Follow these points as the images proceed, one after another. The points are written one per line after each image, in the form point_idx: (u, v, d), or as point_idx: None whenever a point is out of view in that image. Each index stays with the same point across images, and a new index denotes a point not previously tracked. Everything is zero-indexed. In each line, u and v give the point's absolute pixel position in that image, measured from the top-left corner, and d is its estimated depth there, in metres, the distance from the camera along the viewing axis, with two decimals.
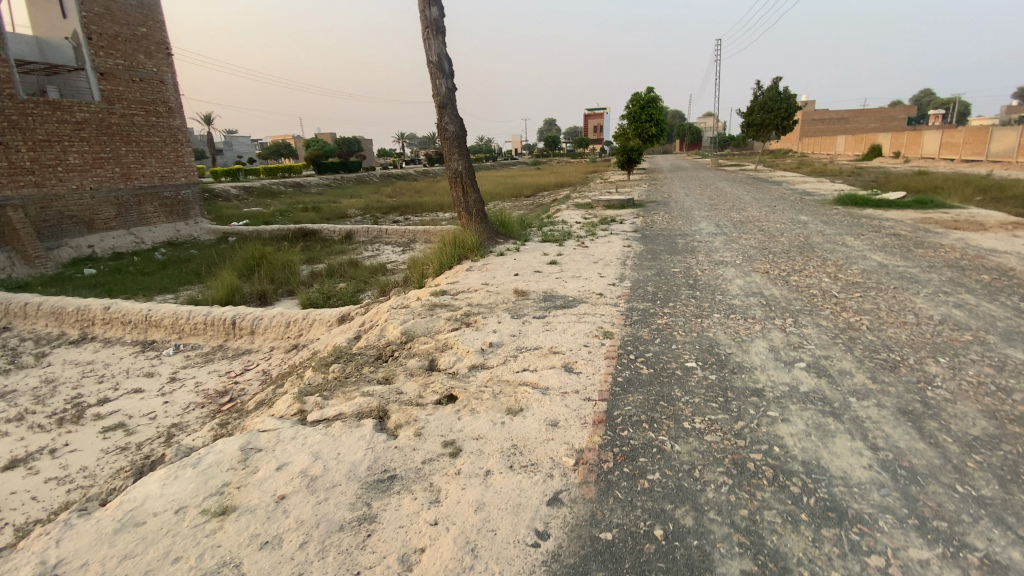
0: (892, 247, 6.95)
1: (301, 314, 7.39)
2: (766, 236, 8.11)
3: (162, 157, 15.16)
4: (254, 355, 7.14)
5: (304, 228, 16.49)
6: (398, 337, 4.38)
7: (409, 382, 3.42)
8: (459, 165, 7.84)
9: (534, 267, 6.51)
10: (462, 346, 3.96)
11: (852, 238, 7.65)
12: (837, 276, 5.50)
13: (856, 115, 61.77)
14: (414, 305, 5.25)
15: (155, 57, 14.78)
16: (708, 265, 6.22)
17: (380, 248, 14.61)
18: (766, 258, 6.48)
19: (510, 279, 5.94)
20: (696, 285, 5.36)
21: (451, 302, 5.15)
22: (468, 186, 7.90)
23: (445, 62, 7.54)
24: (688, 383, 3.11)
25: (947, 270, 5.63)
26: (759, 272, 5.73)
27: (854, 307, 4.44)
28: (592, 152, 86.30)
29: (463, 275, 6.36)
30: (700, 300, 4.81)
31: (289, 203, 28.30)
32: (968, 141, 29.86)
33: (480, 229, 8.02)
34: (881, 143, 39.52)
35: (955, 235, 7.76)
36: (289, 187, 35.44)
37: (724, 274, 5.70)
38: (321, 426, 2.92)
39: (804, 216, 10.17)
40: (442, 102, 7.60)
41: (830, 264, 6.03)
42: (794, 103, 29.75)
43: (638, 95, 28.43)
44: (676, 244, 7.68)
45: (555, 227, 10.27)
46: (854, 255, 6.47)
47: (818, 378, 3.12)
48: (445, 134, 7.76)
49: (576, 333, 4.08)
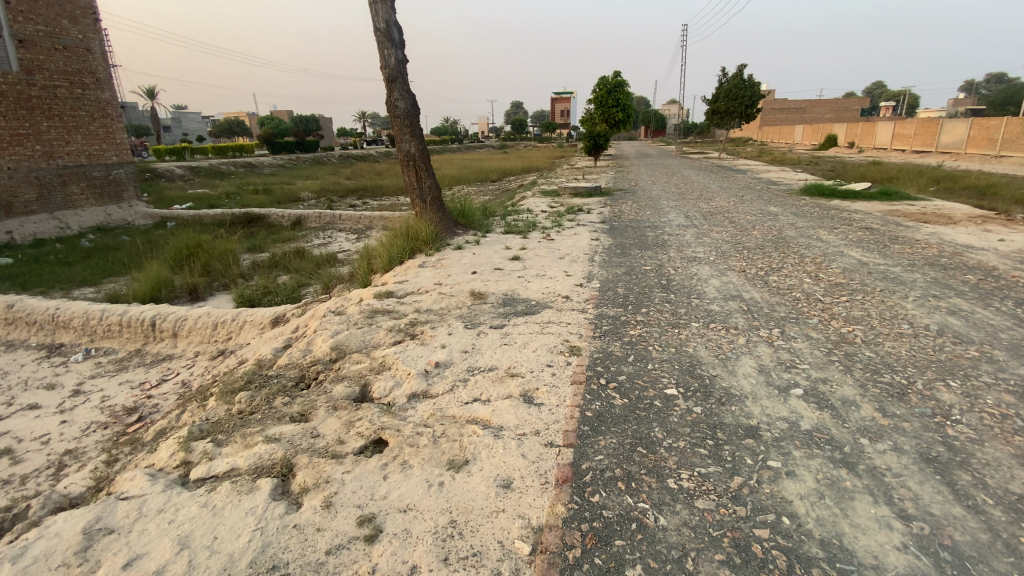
0: (867, 242, 6.65)
1: (231, 315, 6.54)
2: (739, 228, 7.71)
3: (90, 134, 13.58)
4: (175, 363, 6.26)
5: (250, 213, 15.28)
6: (327, 354, 3.68)
7: (330, 420, 2.77)
8: (411, 147, 7.07)
9: (493, 264, 5.88)
10: (402, 367, 3.31)
11: (825, 232, 7.33)
12: (818, 275, 5.11)
13: (813, 106, 63.17)
14: (352, 311, 4.54)
15: (81, 23, 13.07)
16: (682, 262, 5.73)
17: (332, 236, 13.62)
18: (741, 253, 6.05)
19: (467, 278, 5.30)
20: (671, 286, 4.86)
21: (395, 307, 4.47)
22: (422, 171, 7.15)
23: (394, 30, 6.72)
24: (670, 418, 2.57)
25: (928, 269, 5.33)
26: (735, 271, 5.28)
27: (844, 314, 4.02)
28: (559, 136, 85.60)
29: (413, 273, 5.66)
30: (676, 305, 4.30)
31: (238, 185, 26.56)
32: (918, 133, 30.67)
33: (436, 218, 7.29)
34: (837, 133, 40.37)
35: (927, 230, 7.55)
36: (240, 168, 33.38)
37: (699, 273, 5.23)
38: (203, 491, 2.24)
39: (773, 207, 9.88)
40: (391, 76, 6.78)
41: (810, 261, 5.65)
42: (758, 91, 29.83)
43: (605, 79, 27.82)
44: (646, 238, 7.18)
45: (518, 217, 9.62)
46: (831, 251, 6.12)
47: (819, 411, 2.64)
48: (395, 112, 6.96)
49: (537, 349, 3.48)
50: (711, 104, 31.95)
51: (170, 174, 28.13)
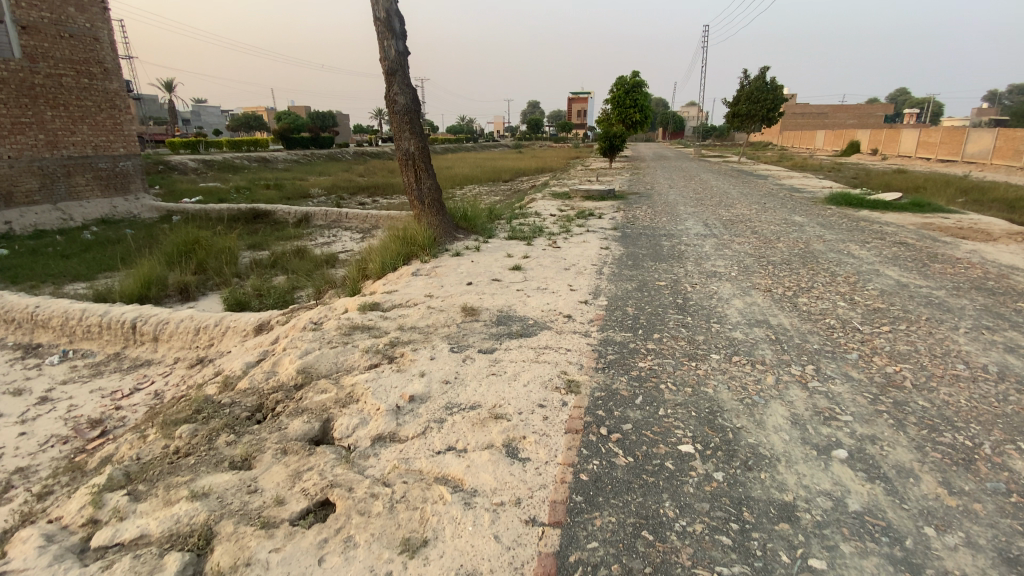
0: (903, 260, 6.07)
1: (214, 319, 6.16)
2: (762, 240, 7.16)
3: (97, 125, 13.38)
4: (152, 369, 5.89)
5: (256, 208, 15.01)
6: (292, 378, 3.23)
7: (275, 469, 2.32)
8: (411, 145, 6.61)
9: (493, 274, 5.40)
10: (371, 400, 2.85)
11: (856, 247, 6.75)
12: (853, 298, 4.56)
13: (836, 111, 61.67)
14: (331, 324, 4.10)
15: (89, 11, 12.84)
16: (700, 278, 5.21)
17: (337, 235, 13.27)
18: (764, 269, 5.52)
19: (462, 290, 4.84)
20: (687, 307, 4.36)
21: (378, 323, 4.02)
22: (422, 171, 6.69)
23: (395, 19, 6.28)
24: (683, 489, 2.08)
25: (977, 294, 4.75)
26: (758, 291, 4.76)
27: (889, 348, 3.48)
28: (575, 137, 84.80)
29: (405, 282, 5.21)
30: (693, 330, 3.79)
31: (249, 179, 26.45)
32: (945, 141, 29.51)
33: (435, 221, 6.84)
34: (860, 140, 39.23)
35: (967, 247, 6.93)
36: (253, 162, 33.34)
37: (719, 292, 4.72)
38: (96, 569, 1.80)
39: (798, 217, 9.29)
40: (390, 68, 6.34)
41: (841, 280, 5.10)
42: (781, 94, 28.96)
43: (622, 79, 27.18)
44: (660, 248, 6.66)
45: (526, 221, 9.14)
46: (864, 269, 5.56)
47: (869, 484, 2.13)
48: (394, 107, 6.51)
49: (530, 383, 2.99)
50: (732, 107, 31.15)
51: (184, 168, 28.13)
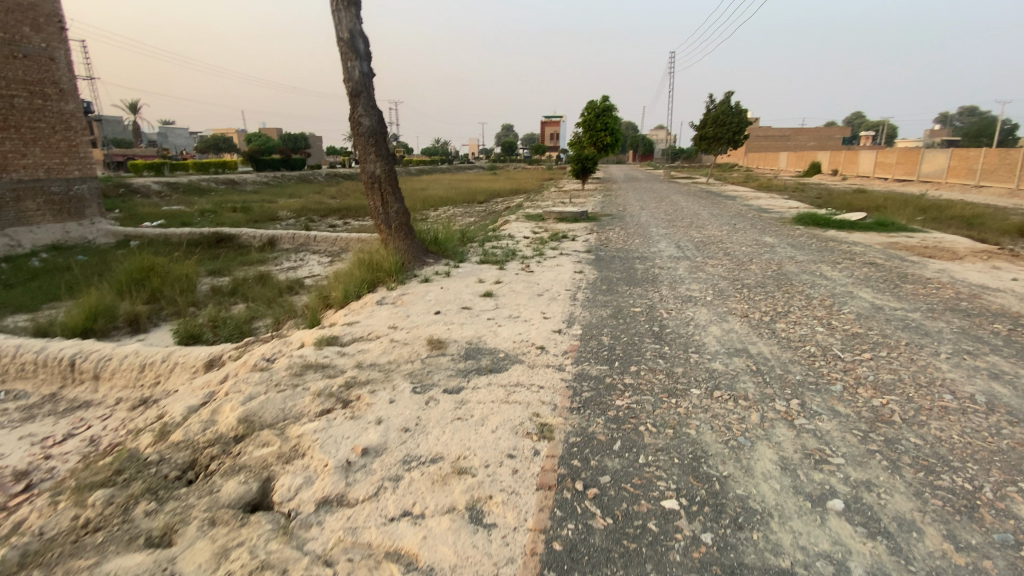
0: (875, 281, 6.06)
1: (162, 355, 5.70)
2: (735, 261, 7.12)
3: (51, 147, 12.73)
4: (91, 412, 5.36)
5: (219, 232, 14.46)
6: (232, 429, 2.90)
7: (199, 548, 1.99)
8: (376, 168, 6.35)
9: (462, 301, 5.12)
10: (319, 455, 2.54)
11: (827, 268, 6.75)
12: (831, 322, 4.46)
13: (797, 133, 64.18)
14: (282, 362, 3.76)
15: (45, 31, 12.34)
16: (675, 303, 5.06)
17: (304, 259, 12.82)
18: (740, 292, 5.42)
19: (428, 319, 4.56)
20: (665, 335, 4.18)
21: (334, 360, 3.70)
22: (388, 194, 6.43)
23: (358, 40, 6.09)
24: (669, 556, 1.84)
25: (951, 315, 4.72)
26: (735, 316, 4.62)
27: (873, 378, 3.34)
28: (549, 159, 85.97)
29: (368, 311, 4.89)
30: (671, 362, 3.59)
31: (215, 202, 25.68)
32: (900, 162, 30.80)
33: (403, 246, 6.55)
34: (821, 161, 40.74)
35: (934, 266, 7.01)
36: (221, 184, 32.49)
37: (696, 318, 4.56)
38: None
39: (769, 237, 9.34)
40: (354, 89, 6.13)
41: (817, 304, 5.02)
42: (745, 118, 29.90)
43: (593, 103, 27.65)
44: (634, 271, 6.52)
45: (498, 244, 8.92)
46: (839, 292, 5.50)
47: (872, 542, 1.92)
48: (359, 129, 6.26)
49: (498, 427, 2.72)
50: (699, 130, 31.97)
51: (147, 191, 27.18)
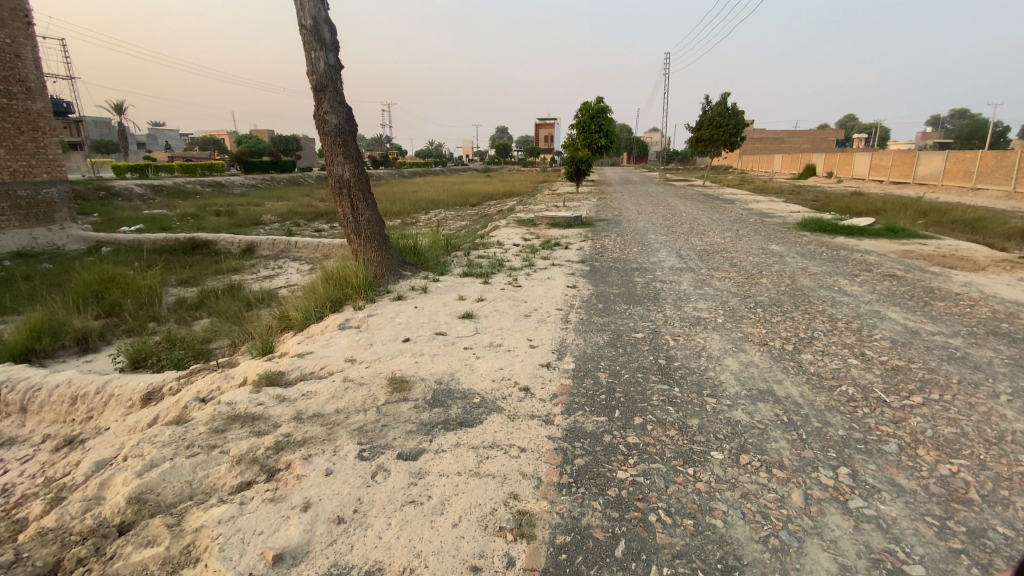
0: (899, 297, 5.43)
1: (96, 385, 4.97)
2: (743, 274, 6.49)
3: (15, 148, 11.95)
4: (12, 452, 4.59)
5: (194, 238, 13.73)
6: (118, 515, 2.23)
7: None
8: (344, 171, 5.64)
9: (436, 324, 4.43)
10: (214, 564, 1.87)
11: (845, 281, 6.12)
12: (865, 352, 3.82)
13: (791, 136, 63.94)
14: (208, 412, 3.09)
15: (10, 26, 11.59)
16: (682, 327, 4.40)
17: (282, 267, 12.10)
18: (753, 313, 4.78)
19: (394, 348, 3.88)
20: (672, 369, 3.53)
21: (269, 409, 3.03)
22: (358, 200, 5.73)
23: (324, 28, 5.42)
24: None
25: (999, 342, 4.09)
26: (752, 344, 3.96)
27: (933, 433, 2.69)
28: (543, 161, 85.57)
29: (325, 338, 4.20)
30: (684, 411, 2.92)
31: (198, 205, 24.84)
32: (896, 164, 30.34)
33: (376, 258, 5.85)
34: (816, 163, 40.32)
35: (960, 278, 6.41)
36: (207, 188, 31.59)
37: (708, 347, 3.92)
38: None
39: (776, 245, 8.71)
40: (319, 83, 5.45)
41: (843, 327, 4.37)
42: (742, 120, 29.36)
43: (587, 104, 26.97)
44: (633, 286, 5.85)
45: (485, 253, 8.24)
46: (865, 311, 4.87)
47: None
48: (325, 128, 5.57)
49: (463, 518, 2.05)
50: (695, 132, 31.45)
51: (129, 194, 26.35)
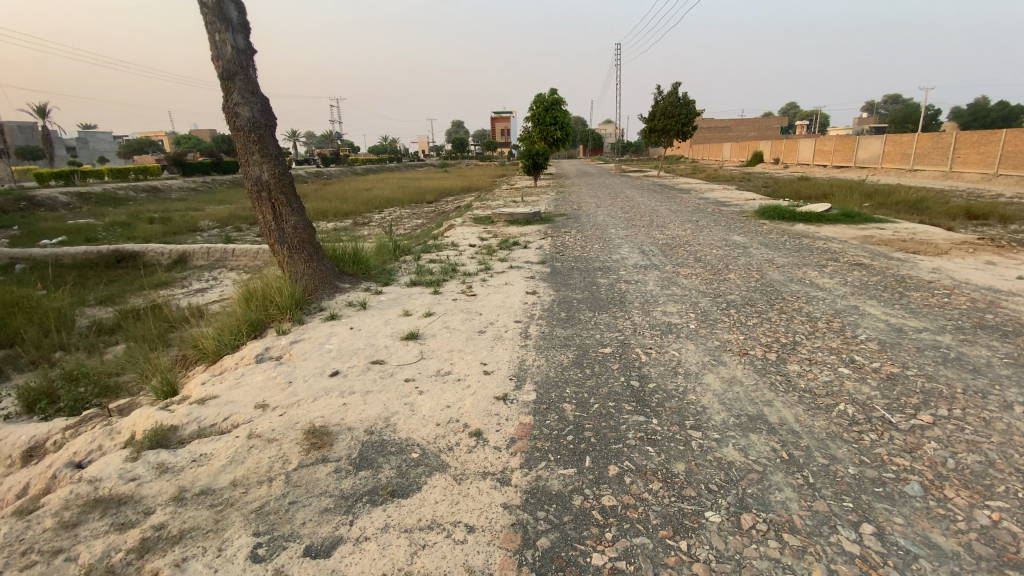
0: (873, 288, 5.14)
1: None
2: (710, 269, 6.11)
3: None
4: None
5: (119, 249, 12.44)
6: None
7: None
8: (263, 171, 4.88)
9: (373, 349, 3.78)
10: None
11: (815, 272, 5.81)
12: (855, 358, 3.44)
13: (739, 124, 65.69)
14: (62, 494, 2.36)
15: None
16: (654, 336, 3.90)
17: (217, 278, 11.06)
18: (729, 315, 4.36)
19: (319, 386, 3.22)
20: (647, 393, 3.01)
21: (144, 487, 2.35)
22: (280, 204, 4.99)
23: (230, 5, 4.63)
24: None
25: (988, 337, 3.80)
26: (732, 354, 3.51)
27: (956, 467, 2.30)
28: (499, 156, 84.89)
29: (236, 376, 3.49)
30: (667, 453, 2.41)
31: (129, 212, 22.93)
32: (838, 149, 31.36)
33: (306, 270, 5.14)
34: (764, 150, 41.40)
35: (926, 264, 6.25)
36: (140, 192, 29.31)
37: (686, 361, 3.44)
38: None
39: (738, 236, 8.43)
40: (227, 71, 4.68)
41: (825, 329, 3.98)
42: (694, 109, 29.59)
43: (541, 96, 26.40)
44: (597, 289, 5.35)
45: (436, 256, 7.59)
46: (843, 307, 4.53)
47: None
48: (236, 123, 4.81)
49: None
50: (649, 122, 31.50)
51: (52, 203, 24.11)
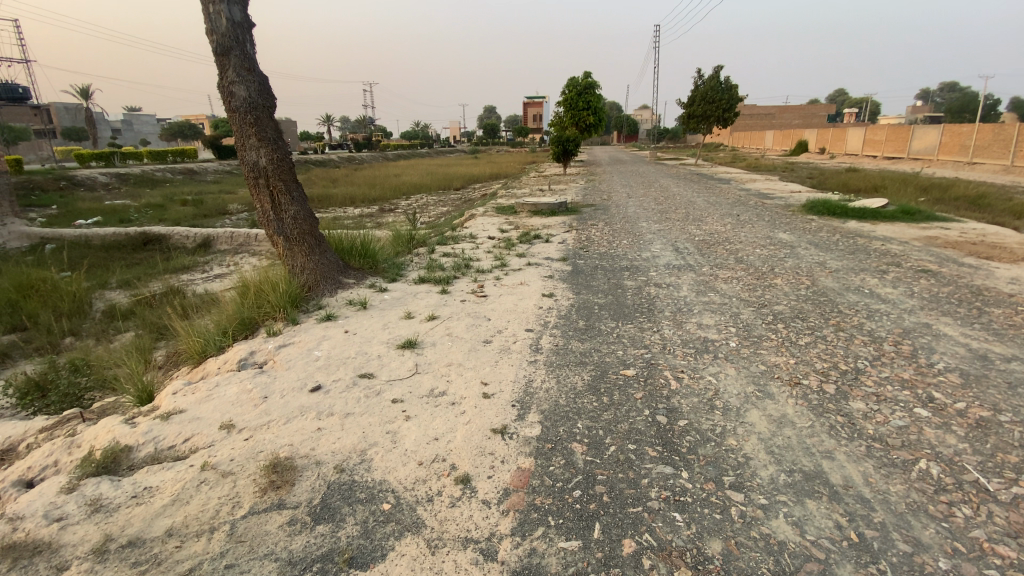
0: (945, 301, 4.42)
1: None
2: (753, 272, 5.48)
3: None
4: None
5: (146, 232, 12.49)
6: None
7: None
8: (260, 156, 4.51)
9: (364, 359, 3.37)
10: None
11: (874, 280, 5.11)
12: (933, 395, 2.82)
13: (782, 112, 62.71)
14: None
15: None
16: (686, 355, 3.36)
17: (238, 263, 10.95)
18: (776, 331, 3.76)
19: (294, 406, 2.83)
20: (676, 432, 2.49)
21: (65, 534, 1.98)
22: (279, 192, 4.61)
23: None
24: None
25: None
26: (780, 385, 2.94)
27: None
28: (531, 143, 83.83)
29: (210, 388, 3.13)
30: (699, 524, 1.90)
31: (164, 195, 23.29)
32: (889, 139, 29.33)
33: (307, 264, 4.76)
34: (808, 140, 39.27)
35: (1004, 273, 5.44)
36: (177, 175, 29.89)
37: (725, 390, 2.89)
38: None
39: (783, 233, 7.69)
40: (221, 46, 4.30)
41: (893, 353, 3.35)
42: (735, 94, 28.12)
43: (574, 80, 25.47)
44: (622, 293, 4.81)
45: (452, 249, 7.15)
46: (912, 325, 3.86)
47: None
48: (232, 104, 4.43)
49: None
50: (687, 108, 30.15)
51: (91, 184, 24.73)
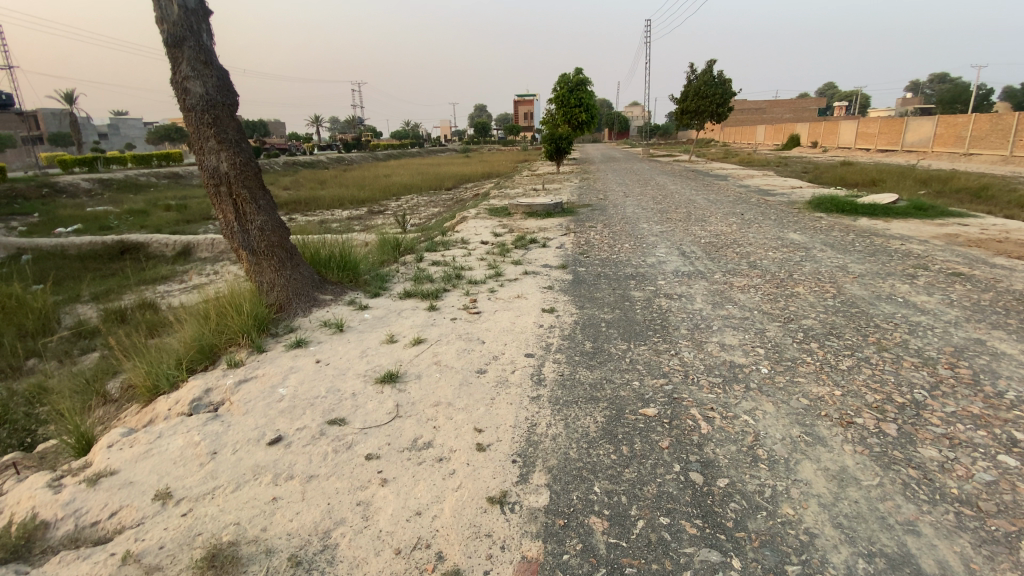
0: (990, 311, 3.97)
1: None
2: (770, 279, 5.02)
3: None
4: None
5: (124, 240, 11.90)
6: None
7: None
8: (219, 161, 3.99)
9: (337, 398, 2.87)
10: None
11: (905, 286, 4.66)
12: (1016, 436, 2.35)
13: (773, 106, 62.52)
14: None
15: None
16: (714, 386, 2.89)
17: (220, 272, 10.39)
18: (812, 352, 3.29)
19: (246, 466, 2.32)
20: (717, 498, 2.01)
21: None
22: (243, 201, 4.09)
23: None
24: None
25: None
26: (831, 425, 2.48)
27: None
28: (523, 141, 83.28)
29: (152, 440, 2.61)
30: None
31: (149, 200, 22.63)
32: (883, 132, 29.04)
33: (277, 280, 4.25)
34: (801, 133, 38.97)
35: None
36: (163, 180, 29.15)
37: (767, 434, 2.41)
38: None
39: (794, 233, 7.25)
40: (174, 36, 3.79)
41: (953, 380, 2.88)
42: (729, 89, 27.75)
43: (566, 77, 24.87)
44: (631, 306, 4.34)
45: (442, 256, 6.65)
46: (964, 342, 3.40)
47: None
48: (187, 102, 3.91)
49: None
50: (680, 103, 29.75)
51: (73, 189, 23.97)
